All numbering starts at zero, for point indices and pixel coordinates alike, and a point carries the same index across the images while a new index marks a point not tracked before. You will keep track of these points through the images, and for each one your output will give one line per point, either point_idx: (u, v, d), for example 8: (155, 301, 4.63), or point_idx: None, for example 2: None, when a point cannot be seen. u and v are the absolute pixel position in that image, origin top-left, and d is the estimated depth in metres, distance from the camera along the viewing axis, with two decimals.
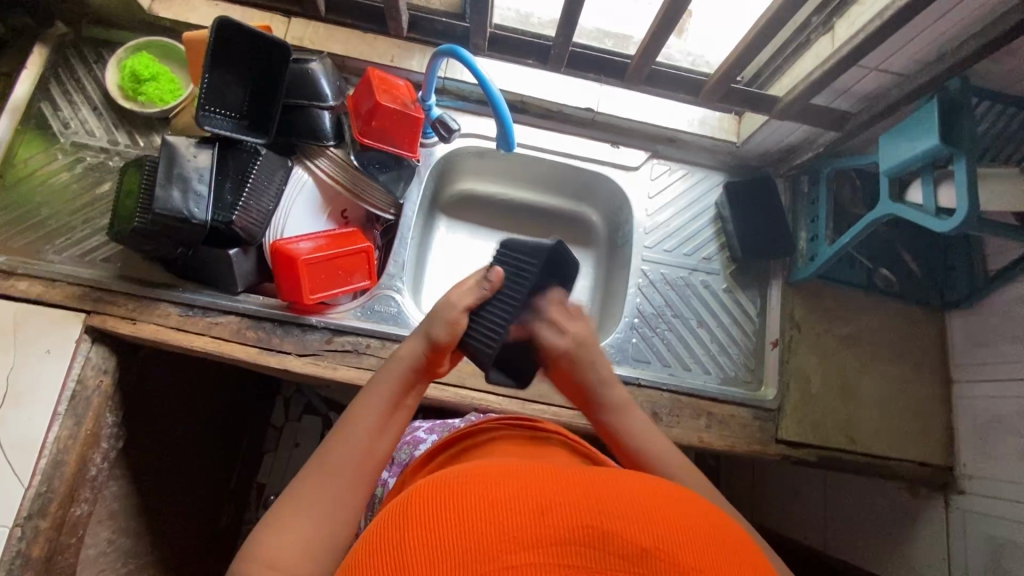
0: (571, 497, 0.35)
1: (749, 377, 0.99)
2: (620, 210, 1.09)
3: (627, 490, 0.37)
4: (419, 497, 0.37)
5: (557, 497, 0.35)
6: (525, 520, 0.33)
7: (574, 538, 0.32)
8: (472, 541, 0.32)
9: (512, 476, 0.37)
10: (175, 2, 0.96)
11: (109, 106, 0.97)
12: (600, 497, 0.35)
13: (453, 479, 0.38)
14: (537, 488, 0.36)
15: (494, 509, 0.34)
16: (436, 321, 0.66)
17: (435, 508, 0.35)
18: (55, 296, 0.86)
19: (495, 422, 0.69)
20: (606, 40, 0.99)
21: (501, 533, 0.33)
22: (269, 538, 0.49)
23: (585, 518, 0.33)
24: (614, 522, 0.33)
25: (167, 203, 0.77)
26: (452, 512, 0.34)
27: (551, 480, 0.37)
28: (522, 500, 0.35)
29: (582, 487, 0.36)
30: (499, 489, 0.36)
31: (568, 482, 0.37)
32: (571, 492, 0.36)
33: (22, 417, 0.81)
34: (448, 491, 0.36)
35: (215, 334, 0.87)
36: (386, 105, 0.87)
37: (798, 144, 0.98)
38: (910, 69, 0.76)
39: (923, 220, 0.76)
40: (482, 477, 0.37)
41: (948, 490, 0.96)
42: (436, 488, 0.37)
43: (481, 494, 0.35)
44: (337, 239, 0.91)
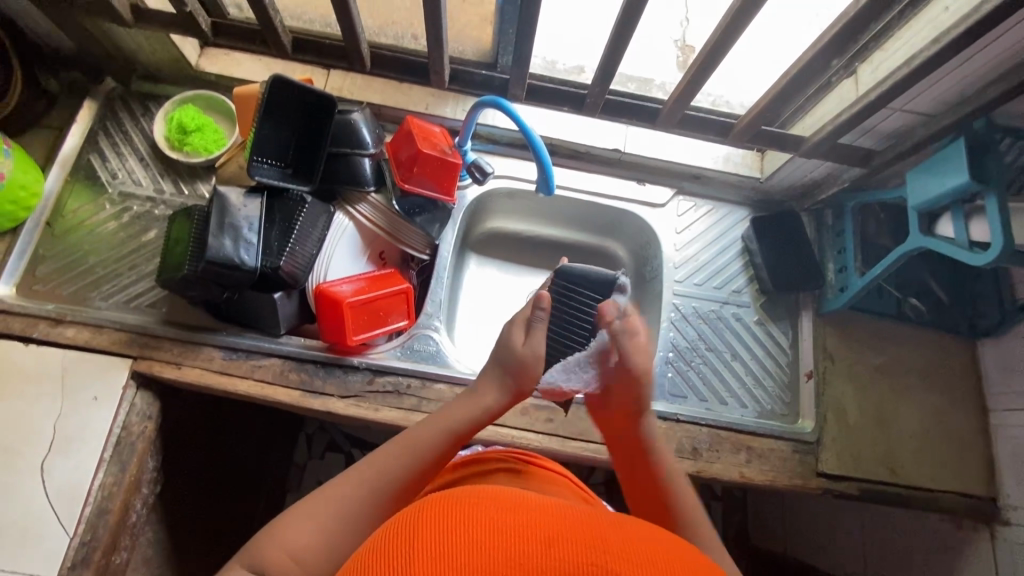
0: (580, 537, 0.35)
1: (785, 410, 0.99)
2: (648, 245, 1.11)
3: (635, 538, 0.37)
4: (430, 515, 0.37)
5: (566, 534, 0.35)
6: (531, 550, 0.33)
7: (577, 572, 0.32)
8: (476, 562, 0.33)
9: (521, 507, 0.38)
10: (220, 57, 1.01)
11: (156, 157, 1.00)
12: (609, 540, 0.35)
13: (468, 501, 0.38)
14: (548, 523, 0.36)
15: (500, 535, 0.34)
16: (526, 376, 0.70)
17: (444, 528, 0.35)
18: (103, 342, 0.87)
19: (501, 453, 0.72)
20: (629, 84, 1.04)
21: (508, 559, 0.33)
22: (292, 525, 0.54)
23: (591, 556, 0.33)
24: (618, 564, 0.33)
25: (219, 251, 0.79)
26: (459, 533, 0.35)
27: (560, 518, 0.37)
28: (532, 531, 0.35)
29: (590, 529, 0.36)
30: (510, 518, 0.36)
31: (579, 523, 0.37)
32: (579, 532, 0.35)
33: (69, 465, 0.82)
34: (461, 512, 0.37)
35: (259, 377, 0.88)
36: (427, 151, 0.90)
37: (822, 179, 1.01)
38: (935, 109, 0.79)
39: (956, 254, 0.78)
40: (494, 505, 0.38)
41: (992, 522, 0.95)
42: (449, 508, 0.38)
43: (495, 521, 0.35)
44: (377, 280, 0.93)
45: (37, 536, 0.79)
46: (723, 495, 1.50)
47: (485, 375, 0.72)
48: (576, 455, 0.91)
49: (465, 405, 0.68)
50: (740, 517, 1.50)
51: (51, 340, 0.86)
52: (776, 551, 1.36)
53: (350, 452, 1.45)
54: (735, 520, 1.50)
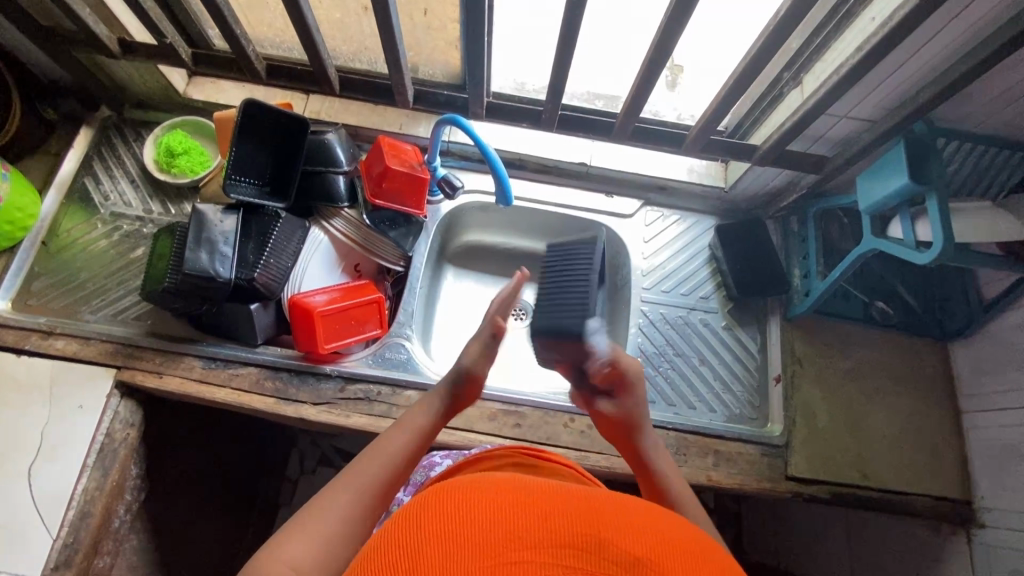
0: (575, 509, 0.37)
1: (754, 414, 1.00)
2: (618, 254, 1.14)
3: (623, 508, 0.39)
4: (429, 496, 0.38)
5: (560, 507, 0.37)
6: (530, 523, 0.35)
7: (574, 542, 0.34)
8: (481, 537, 0.33)
9: (513, 483, 0.39)
10: (206, 85, 1.08)
11: (146, 178, 1.06)
12: (602, 512, 0.37)
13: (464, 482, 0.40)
14: (542, 496, 0.38)
15: (500, 509, 0.36)
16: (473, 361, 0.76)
17: (441, 505, 0.36)
18: (89, 353, 0.92)
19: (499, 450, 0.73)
20: (597, 101, 1.09)
21: (507, 531, 0.34)
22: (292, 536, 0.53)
23: (586, 527, 0.35)
24: (609, 532, 0.35)
25: (195, 264, 0.84)
26: (460, 508, 0.36)
27: (553, 492, 0.38)
28: (528, 505, 0.36)
29: (585, 502, 0.38)
30: (505, 495, 0.37)
31: (573, 496, 0.38)
32: (575, 505, 0.37)
33: (54, 470, 0.86)
34: (457, 492, 0.38)
35: (235, 385, 0.92)
36: (395, 168, 0.95)
37: (783, 187, 1.03)
38: (876, 115, 0.82)
39: (903, 253, 0.79)
40: (489, 484, 0.39)
41: (969, 525, 0.94)
42: (445, 489, 0.39)
43: (493, 496, 0.37)
44: (350, 291, 0.97)
45: (22, 539, 0.82)
46: (715, 507, 1.49)
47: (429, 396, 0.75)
48: None
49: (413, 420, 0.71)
50: (734, 530, 1.47)
51: (41, 352, 0.91)
52: (768, 562, 1.34)
53: (339, 465, 1.46)
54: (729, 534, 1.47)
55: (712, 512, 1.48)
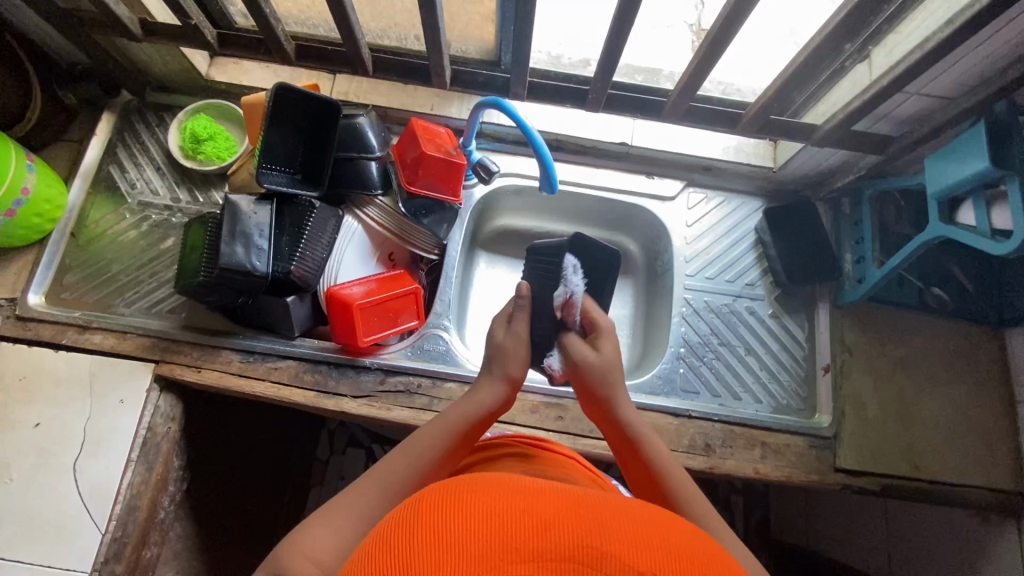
0: (578, 517, 0.34)
1: (801, 404, 0.98)
2: (659, 239, 1.10)
3: (633, 518, 0.36)
4: (428, 501, 0.36)
5: (563, 515, 0.34)
6: (531, 535, 0.33)
7: (577, 557, 0.32)
8: (476, 548, 0.32)
9: (517, 486, 0.37)
10: (229, 66, 1.04)
11: (172, 166, 1.03)
12: (607, 521, 0.35)
13: (467, 485, 0.37)
14: (548, 502, 0.35)
15: (500, 518, 0.33)
16: (512, 359, 0.75)
17: (440, 512, 0.35)
18: (127, 347, 0.91)
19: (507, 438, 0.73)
20: (637, 75, 1.01)
21: (504, 543, 0.32)
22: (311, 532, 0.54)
23: (591, 539, 0.33)
24: (615, 546, 0.33)
25: (232, 258, 0.81)
26: (458, 514, 0.34)
27: (559, 499, 0.36)
28: (527, 515, 0.34)
29: (592, 510, 0.35)
30: (506, 502, 0.35)
31: (576, 503, 0.36)
32: (576, 512, 0.35)
33: (99, 465, 0.86)
34: (457, 498, 0.36)
35: (275, 378, 0.91)
36: (432, 153, 0.91)
37: (837, 167, 0.98)
38: (953, 93, 0.76)
39: (977, 243, 0.75)
40: (490, 488, 0.36)
41: (1021, 517, 0.92)
42: (447, 493, 0.37)
43: (493, 504, 0.35)
44: (387, 282, 0.94)
45: (73, 534, 0.83)
46: (743, 488, 1.48)
47: (481, 379, 0.75)
48: (587, 453, 0.91)
49: (465, 404, 0.71)
50: (762, 511, 1.47)
51: (80, 346, 0.90)
52: (798, 544, 1.34)
53: (369, 447, 1.47)
54: (757, 515, 1.47)
55: (741, 494, 1.47)
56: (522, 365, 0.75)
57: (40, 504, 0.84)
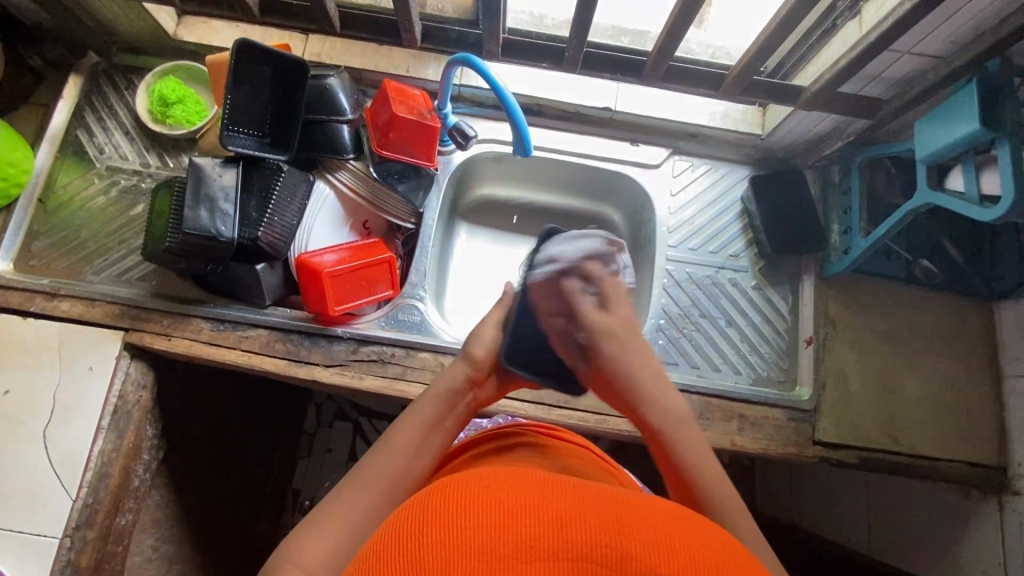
0: (593, 516, 0.35)
1: (782, 376, 0.96)
2: (642, 209, 1.07)
3: (649, 516, 0.37)
4: (438, 499, 0.37)
5: (578, 514, 0.35)
6: (546, 533, 0.33)
7: (590, 555, 0.33)
8: (491, 547, 0.32)
9: (531, 484, 0.38)
10: (198, 26, 1.00)
11: (141, 130, 1.00)
12: (621, 519, 0.35)
13: (475, 483, 0.38)
14: (561, 501, 0.36)
15: (513, 517, 0.34)
16: (473, 340, 0.74)
17: (451, 510, 0.35)
18: (96, 315, 0.89)
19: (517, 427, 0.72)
20: (623, 38, 0.96)
21: (520, 542, 0.33)
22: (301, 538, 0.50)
23: (606, 538, 0.34)
24: (632, 544, 0.33)
25: (196, 223, 0.79)
26: (473, 512, 0.35)
27: (576, 498, 0.37)
28: (543, 512, 0.35)
29: (610, 509, 0.36)
30: (520, 499, 0.36)
31: (590, 502, 0.36)
32: (592, 511, 0.35)
33: (70, 432, 0.85)
34: (469, 496, 0.36)
35: (246, 347, 0.89)
36: (403, 115, 0.87)
37: (827, 134, 0.95)
38: (946, 51, 0.72)
39: (964, 209, 0.72)
40: (502, 486, 0.37)
41: (1000, 491, 0.91)
42: (458, 491, 0.37)
43: (510, 501, 0.35)
44: (360, 250, 0.92)
45: (44, 500, 0.83)
46: (730, 463, 1.48)
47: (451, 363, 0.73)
48: (562, 423, 0.90)
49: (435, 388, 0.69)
50: (747, 485, 1.47)
51: (47, 314, 0.89)
52: (781, 519, 1.34)
53: (354, 420, 1.47)
54: (742, 490, 1.46)
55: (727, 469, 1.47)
56: (495, 354, 0.73)
57: (9, 471, 0.83)
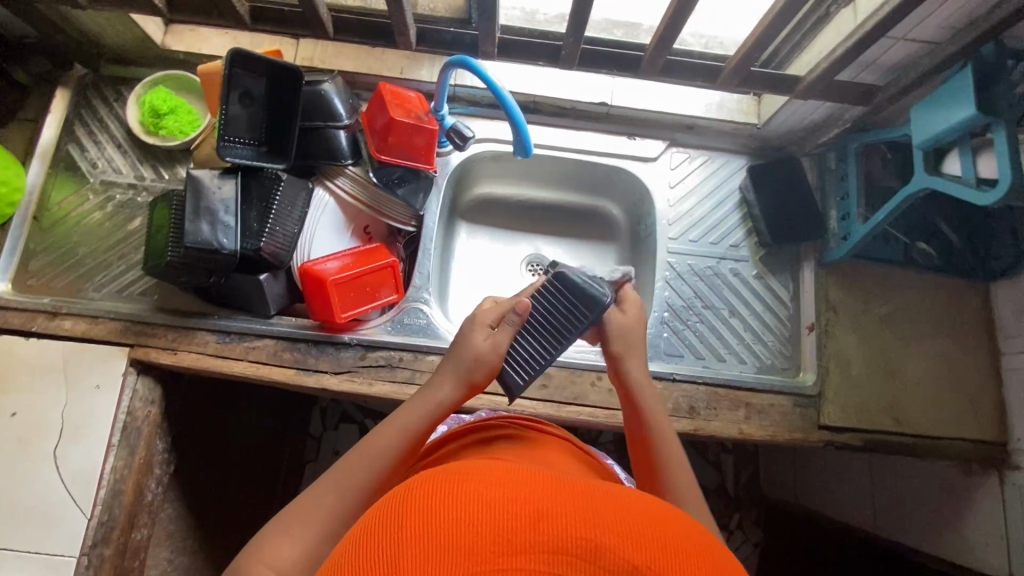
0: (570, 508, 0.33)
1: (786, 363, 0.97)
2: (641, 202, 1.07)
3: (630, 509, 0.35)
4: (406, 492, 0.35)
5: (554, 506, 0.33)
6: (521, 524, 0.31)
7: (571, 549, 0.31)
8: (462, 537, 0.30)
9: (506, 474, 0.36)
10: (186, 34, 0.98)
11: (133, 143, 0.99)
12: (599, 511, 0.33)
13: (448, 474, 0.36)
14: (537, 493, 0.34)
15: (483, 508, 0.32)
16: (478, 365, 0.66)
17: (420, 504, 0.33)
18: (100, 332, 0.89)
19: (501, 420, 0.72)
20: (615, 30, 0.94)
21: (493, 535, 0.31)
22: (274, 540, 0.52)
23: (583, 530, 0.31)
24: (610, 537, 0.31)
25: (198, 237, 0.79)
26: (443, 507, 0.32)
27: (556, 488, 0.35)
28: (517, 503, 0.32)
29: (587, 500, 0.34)
30: (494, 490, 0.34)
31: (567, 493, 0.35)
32: (568, 503, 0.33)
33: (81, 451, 0.85)
34: (441, 486, 0.34)
35: (252, 357, 0.89)
36: (400, 119, 0.87)
37: (822, 121, 0.95)
38: (940, 37, 0.72)
39: (961, 193, 0.73)
40: (477, 476, 0.35)
41: (1002, 466, 0.93)
42: (432, 482, 0.35)
43: (483, 491, 0.33)
44: (362, 256, 0.92)
45: (58, 519, 0.83)
46: (734, 448, 1.49)
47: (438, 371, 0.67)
48: (571, 420, 0.91)
49: (419, 402, 0.65)
50: (751, 469, 1.49)
51: (50, 333, 0.88)
52: (787, 501, 1.37)
53: (360, 423, 1.47)
54: (747, 473, 1.48)
55: (732, 454, 1.49)
56: (490, 372, 0.68)
57: (22, 493, 0.83)
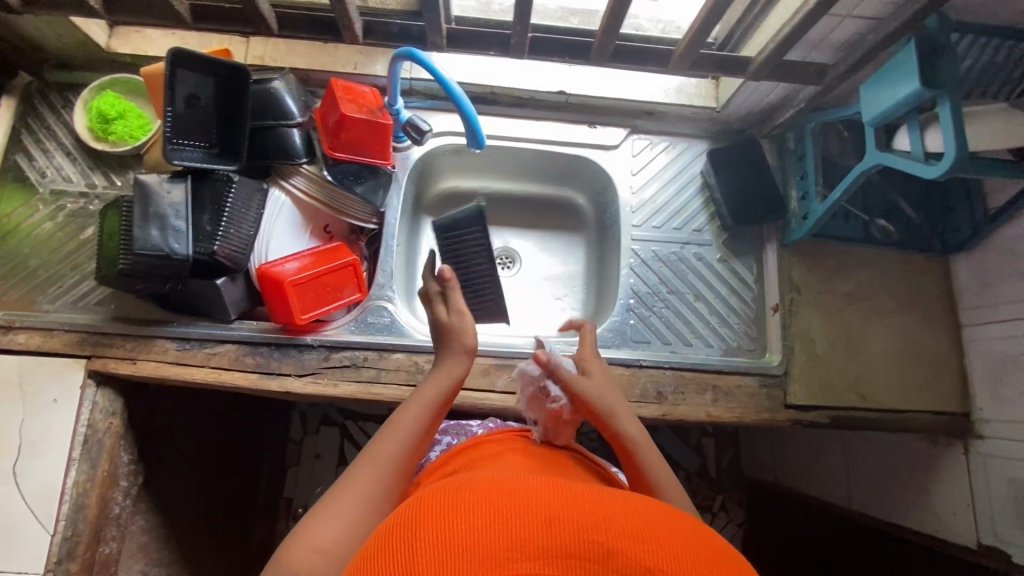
0: (580, 515, 0.36)
1: (751, 344, 0.98)
2: (605, 191, 1.07)
3: (633, 513, 0.38)
4: (427, 506, 0.38)
5: (565, 514, 0.36)
6: (536, 532, 0.35)
7: (580, 552, 0.34)
8: (483, 544, 0.34)
9: (518, 487, 0.40)
10: (131, 36, 0.96)
11: (83, 150, 0.97)
12: (606, 517, 0.37)
13: (464, 489, 0.40)
14: (548, 503, 0.38)
15: (500, 519, 0.36)
16: (465, 333, 0.70)
17: (441, 516, 0.36)
18: (55, 345, 0.87)
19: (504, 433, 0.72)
20: (572, 18, 0.94)
21: (511, 542, 0.34)
22: (317, 524, 0.51)
23: (593, 534, 0.35)
24: (618, 540, 0.35)
25: (147, 242, 0.77)
26: (464, 519, 0.36)
27: (565, 497, 0.39)
28: (531, 513, 0.36)
29: (594, 506, 0.38)
30: (509, 501, 0.37)
31: (576, 501, 0.38)
32: (578, 511, 0.37)
33: (40, 466, 0.83)
34: (460, 499, 0.38)
35: (214, 363, 0.88)
36: (352, 114, 0.86)
37: (778, 102, 0.96)
38: (884, 12, 0.73)
39: (911, 168, 0.73)
40: (490, 489, 0.39)
41: (966, 436, 0.94)
42: (449, 496, 0.39)
43: (500, 505, 0.37)
44: (322, 256, 0.91)
45: (20, 537, 0.81)
46: (714, 431, 1.51)
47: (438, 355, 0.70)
48: None
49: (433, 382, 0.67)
50: (731, 450, 1.50)
51: (4, 347, 0.86)
52: (767, 480, 1.38)
53: (340, 424, 1.46)
54: (728, 455, 1.50)
55: (712, 437, 1.50)
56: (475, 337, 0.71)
57: None
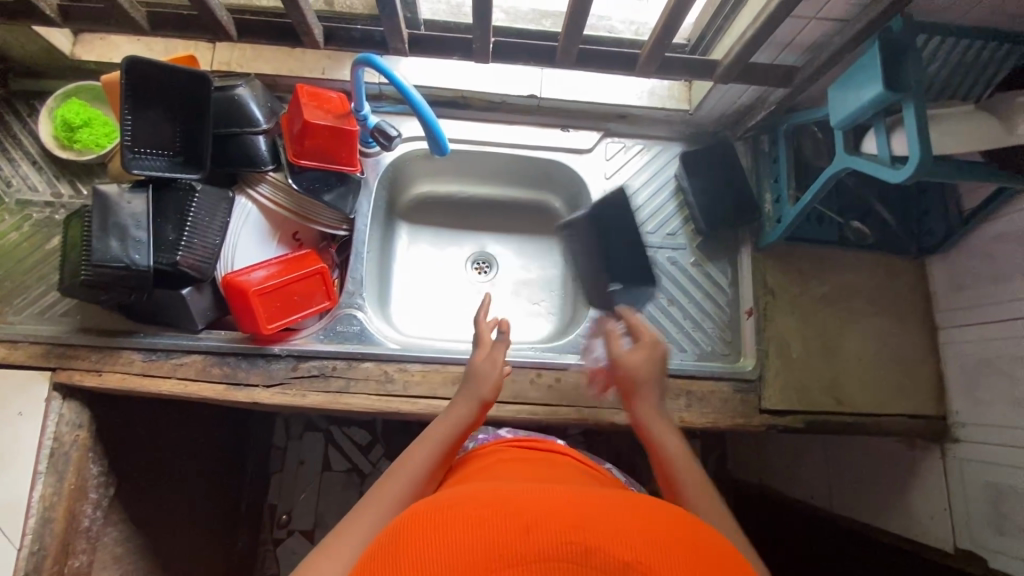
0: (557, 518, 0.36)
1: (726, 349, 0.97)
2: (580, 194, 1.06)
3: (612, 514, 0.38)
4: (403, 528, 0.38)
5: (542, 519, 0.36)
6: (511, 539, 0.34)
7: (558, 554, 0.33)
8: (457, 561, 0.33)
9: (496, 499, 0.39)
10: (96, 43, 0.95)
11: (48, 158, 0.96)
12: (586, 519, 0.36)
13: (439, 507, 0.39)
14: (524, 511, 0.37)
15: (475, 532, 0.35)
16: (485, 381, 0.72)
17: (415, 537, 0.36)
18: (20, 357, 0.86)
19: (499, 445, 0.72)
20: (544, 21, 0.93)
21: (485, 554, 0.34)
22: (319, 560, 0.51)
23: (570, 535, 0.34)
24: (595, 537, 0.34)
25: (106, 254, 0.77)
26: (439, 537, 0.35)
27: (542, 504, 0.38)
28: (506, 522, 0.36)
29: (572, 510, 0.37)
30: (484, 514, 0.37)
31: (554, 507, 0.38)
32: (555, 515, 0.36)
33: (6, 480, 0.82)
34: (435, 518, 0.38)
35: (181, 374, 0.87)
36: (316, 121, 0.85)
37: (751, 104, 0.95)
38: (848, 14, 0.72)
39: (876, 172, 0.72)
40: (468, 504, 0.39)
41: (943, 440, 0.93)
42: (423, 516, 0.38)
43: (475, 518, 0.36)
44: (291, 264, 0.90)
45: None
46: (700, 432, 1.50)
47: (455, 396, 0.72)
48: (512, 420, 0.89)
49: (445, 420, 0.68)
50: (717, 452, 1.49)
51: None
52: (753, 483, 1.38)
53: (323, 430, 1.45)
54: (714, 457, 1.49)
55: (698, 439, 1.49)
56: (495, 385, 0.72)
57: None
